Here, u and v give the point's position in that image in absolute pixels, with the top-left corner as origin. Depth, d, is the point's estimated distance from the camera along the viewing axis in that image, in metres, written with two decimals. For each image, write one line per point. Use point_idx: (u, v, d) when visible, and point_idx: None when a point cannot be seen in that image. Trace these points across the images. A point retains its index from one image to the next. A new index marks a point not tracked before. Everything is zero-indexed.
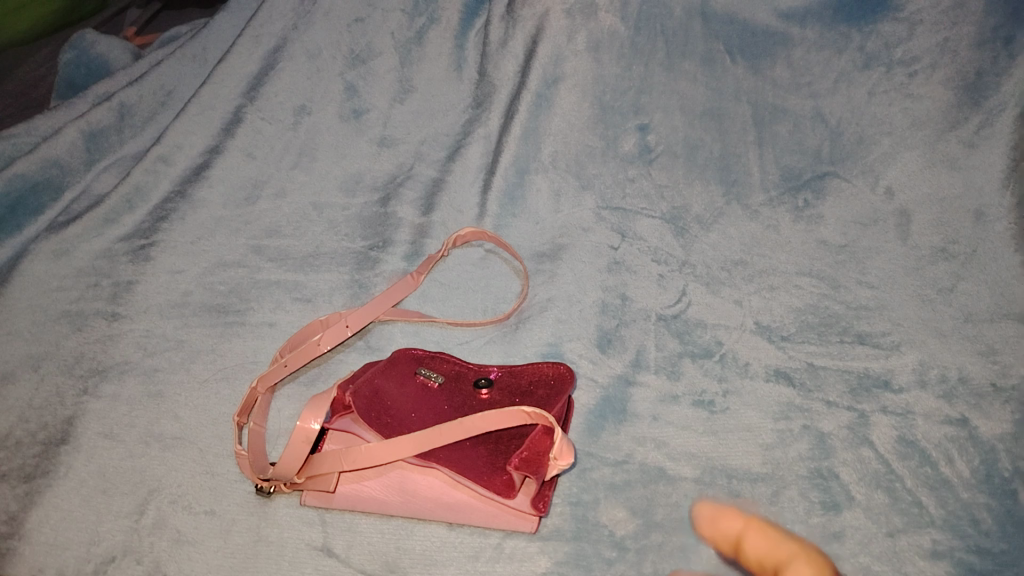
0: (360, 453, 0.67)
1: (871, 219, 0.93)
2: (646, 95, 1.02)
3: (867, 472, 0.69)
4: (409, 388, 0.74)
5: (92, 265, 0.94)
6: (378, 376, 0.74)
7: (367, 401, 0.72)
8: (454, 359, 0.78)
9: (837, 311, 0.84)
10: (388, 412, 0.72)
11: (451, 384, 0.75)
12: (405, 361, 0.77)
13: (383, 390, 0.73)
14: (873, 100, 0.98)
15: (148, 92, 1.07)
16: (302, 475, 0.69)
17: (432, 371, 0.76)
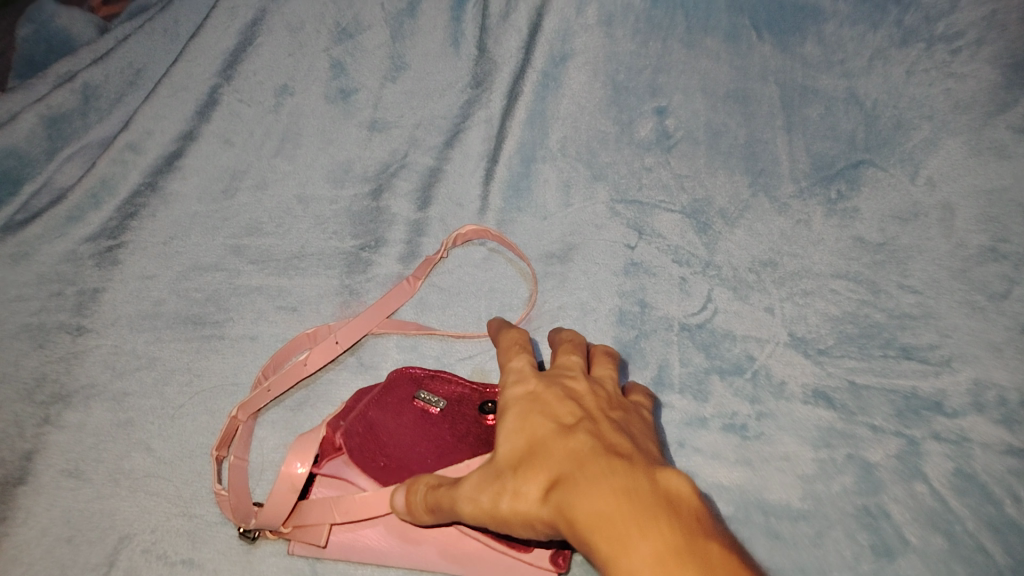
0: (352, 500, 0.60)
1: (911, 213, 0.84)
2: (664, 75, 0.92)
3: (922, 510, 0.63)
4: (409, 418, 0.65)
5: (55, 270, 0.84)
6: (373, 405, 0.66)
7: (363, 437, 0.64)
8: (457, 378, 0.69)
9: (878, 319, 0.76)
10: (385, 451, 0.63)
11: (456, 410, 0.66)
12: (402, 383, 0.68)
13: (379, 422, 0.65)
14: (913, 79, 0.88)
15: (115, 71, 0.96)
16: (293, 522, 0.63)
17: (434, 395, 0.67)
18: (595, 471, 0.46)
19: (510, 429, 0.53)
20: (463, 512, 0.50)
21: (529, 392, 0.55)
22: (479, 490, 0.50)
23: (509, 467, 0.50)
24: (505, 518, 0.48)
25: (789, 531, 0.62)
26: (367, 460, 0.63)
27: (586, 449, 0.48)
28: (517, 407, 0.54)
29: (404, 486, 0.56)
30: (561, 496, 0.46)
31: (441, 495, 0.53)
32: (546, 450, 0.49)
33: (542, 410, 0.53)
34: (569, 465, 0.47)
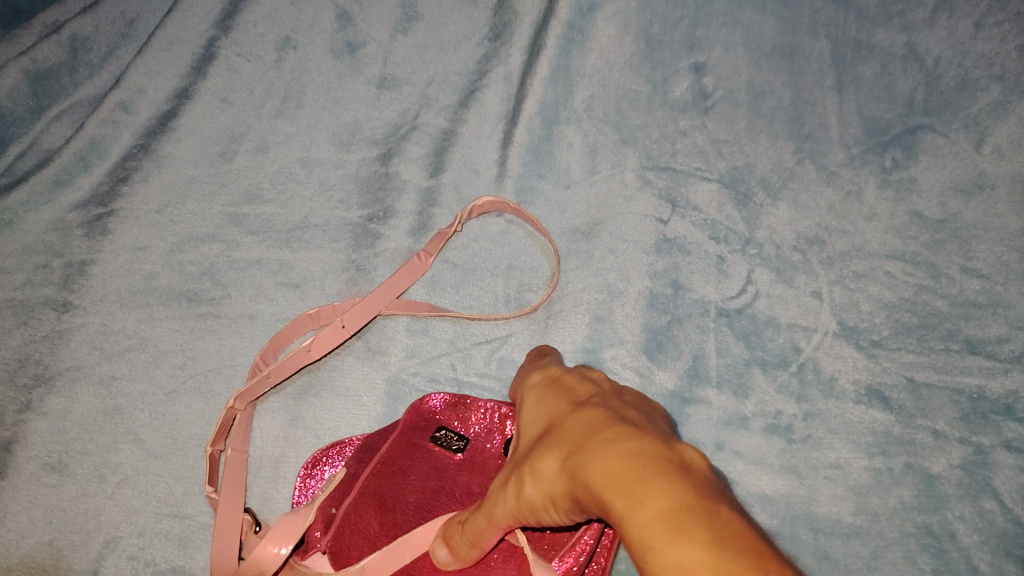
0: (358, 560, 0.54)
1: (976, 185, 0.76)
2: (702, 28, 0.80)
3: (994, 534, 0.62)
4: (423, 470, 0.61)
5: (41, 241, 0.76)
6: (383, 459, 0.61)
7: (370, 498, 0.59)
8: (482, 409, 0.64)
9: (940, 309, 0.70)
10: (395, 511, 0.59)
11: (472, 455, 0.63)
12: (418, 418, 0.64)
13: (392, 477, 0.61)
14: (981, 34, 0.77)
15: (105, 22, 0.81)
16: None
17: (450, 435, 0.63)
18: (606, 436, 0.42)
19: (534, 427, 0.50)
20: (498, 512, 0.48)
21: (549, 385, 0.53)
22: (511, 487, 0.47)
23: (530, 453, 0.47)
24: (536, 507, 0.45)
25: (839, 551, 0.61)
26: (372, 523, 0.58)
27: (600, 417, 0.44)
28: (537, 401, 0.52)
29: (444, 538, 0.54)
30: (573, 465, 0.42)
31: (480, 515, 0.50)
32: (561, 429, 0.46)
33: (560, 398, 0.50)
34: (581, 432, 0.44)
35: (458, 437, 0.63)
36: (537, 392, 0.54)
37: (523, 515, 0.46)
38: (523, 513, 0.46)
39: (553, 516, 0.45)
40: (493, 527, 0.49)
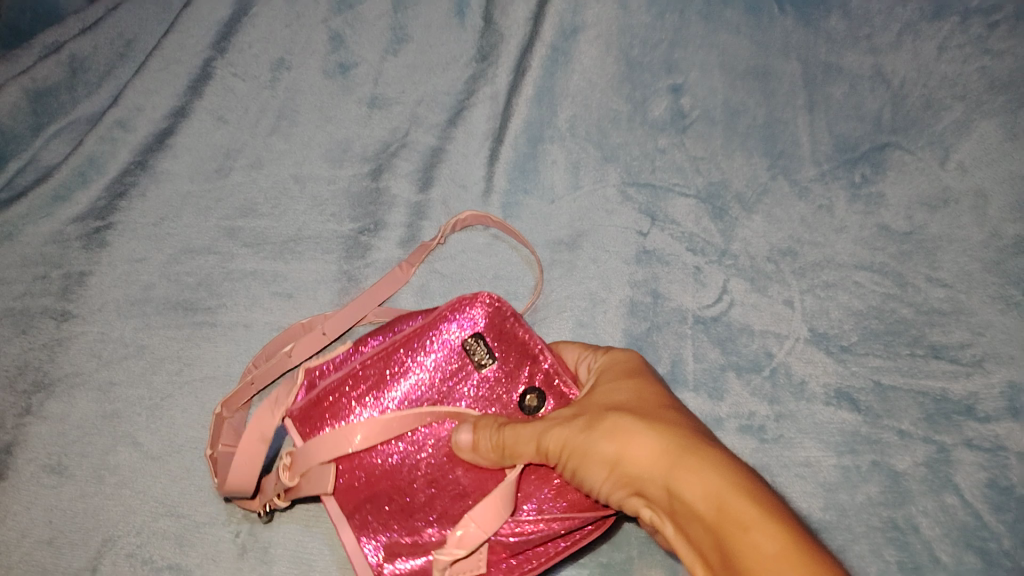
0: (359, 434, 0.57)
1: (941, 200, 0.79)
2: (681, 49, 0.85)
3: (954, 526, 0.64)
4: (441, 367, 0.59)
5: (40, 252, 0.78)
6: (402, 343, 0.59)
7: (372, 375, 0.59)
8: (530, 334, 0.60)
9: (905, 316, 0.74)
10: (393, 389, 0.59)
11: (490, 379, 0.59)
12: (462, 315, 0.60)
13: (405, 360, 0.59)
14: (944, 56, 0.83)
15: (104, 42, 0.84)
16: (294, 476, 0.59)
17: (485, 350, 0.59)
18: (728, 454, 0.48)
19: (623, 398, 0.55)
20: (548, 437, 0.53)
21: (632, 370, 0.58)
22: (576, 430, 0.53)
23: (618, 417, 0.52)
24: (596, 461, 0.51)
25: None
26: (358, 402, 0.59)
27: (708, 434, 0.51)
28: (611, 378, 0.58)
29: (472, 426, 0.56)
30: (686, 457, 0.48)
31: (525, 432, 0.54)
32: (667, 421, 0.51)
33: (655, 392, 0.55)
34: (686, 432, 0.50)
35: (491, 356, 0.59)
36: (608, 371, 0.59)
37: (574, 459, 0.52)
38: (572, 456, 0.52)
39: (603, 473, 0.52)
40: (529, 446, 0.54)
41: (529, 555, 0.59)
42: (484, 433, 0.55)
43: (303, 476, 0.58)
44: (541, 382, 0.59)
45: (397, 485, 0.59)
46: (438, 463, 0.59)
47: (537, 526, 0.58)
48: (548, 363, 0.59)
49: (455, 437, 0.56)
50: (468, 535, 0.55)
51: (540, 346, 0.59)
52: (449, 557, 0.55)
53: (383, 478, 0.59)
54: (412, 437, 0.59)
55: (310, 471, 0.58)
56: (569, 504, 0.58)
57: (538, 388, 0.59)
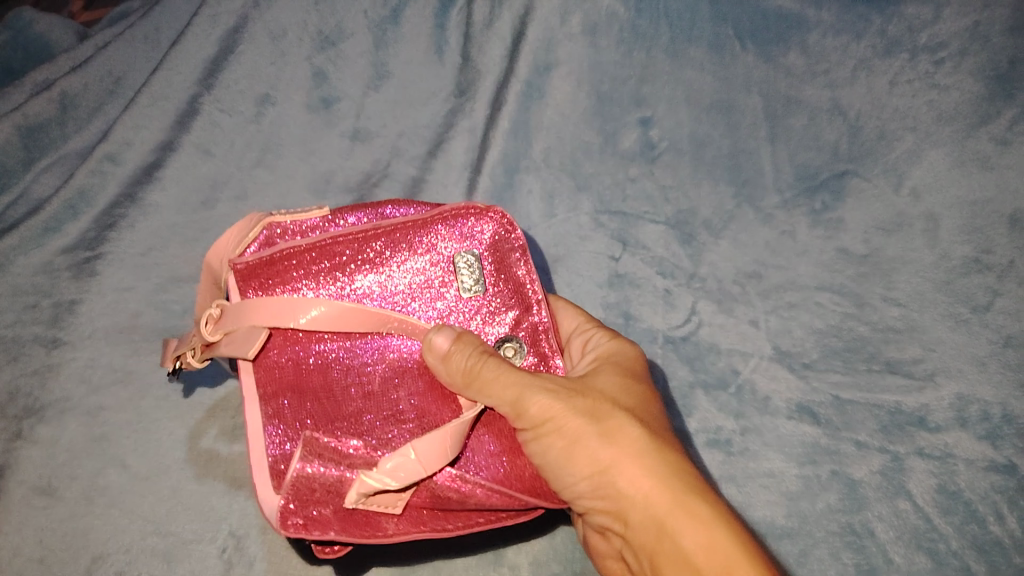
0: (305, 316, 0.58)
1: (895, 224, 0.83)
2: (649, 85, 0.90)
3: (906, 530, 0.67)
4: (425, 273, 0.61)
5: (30, 282, 0.80)
6: (385, 234, 0.60)
7: (344, 257, 0.60)
8: (531, 276, 0.63)
9: (862, 333, 0.78)
10: (360, 276, 0.60)
11: (467, 304, 0.61)
12: (470, 228, 0.62)
13: (388, 250, 0.60)
14: (896, 90, 0.87)
15: (94, 79, 0.87)
16: (217, 332, 0.60)
17: (478, 274, 0.61)
18: (727, 510, 0.54)
19: (628, 403, 0.59)
20: (537, 403, 0.56)
21: (637, 374, 0.63)
22: (570, 414, 0.56)
23: (625, 428, 0.57)
24: (586, 458, 0.56)
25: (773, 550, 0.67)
26: (319, 280, 0.60)
27: (705, 480, 0.57)
28: (603, 372, 0.62)
29: (452, 333, 0.57)
30: (690, 502, 0.54)
31: (515, 383, 0.56)
32: (672, 455, 0.57)
33: (657, 412, 0.61)
34: (690, 475, 0.56)
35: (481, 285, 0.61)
36: (611, 364, 0.63)
37: (558, 438, 0.56)
38: (556, 434, 0.56)
39: (583, 468, 0.56)
40: (510, 394, 0.56)
41: (451, 514, 0.58)
42: (461, 352, 0.56)
43: (227, 334, 0.60)
44: (525, 332, 0.62)
45: (327, 383, 0.59)
46: (380, 376, 0.59)
47: (473, 491, 0.56)
48: (539, 317, 0.62)
49: (429, 337, 0.57)
50: (406, 467, 0.53)
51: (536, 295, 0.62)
52: (379, 485, 0.53)
53: (314, 372, 0.59)
54: (362, 340, 0.60)
55: (239, 334, 0.59)
56: (517, 480, 0.58)
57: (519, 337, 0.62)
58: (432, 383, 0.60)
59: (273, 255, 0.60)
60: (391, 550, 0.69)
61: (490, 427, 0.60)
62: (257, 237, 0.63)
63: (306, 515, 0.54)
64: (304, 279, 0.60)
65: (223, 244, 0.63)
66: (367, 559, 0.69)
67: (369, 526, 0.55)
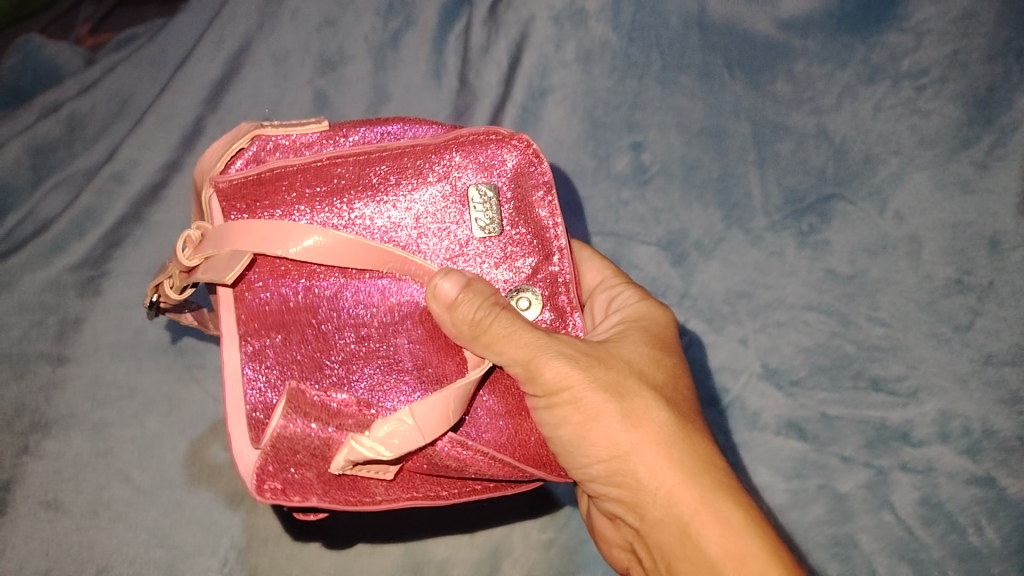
0: (294, 245, 0.57)
1: (881, 245, 0.86)
2: (640, 111, 0.92)
3: (891, 541, 0.74)
4: (433, 204, 0.61)
5: (37, 299, 0.80)
6: (390, 160, 0.60)
7: (344, 180, 0.59)
8: (556, 222, 0.64)
9: (848, 352, 0.81)
10: (360, 204, 0.60)
11: (479, 245, 0.62)
12: (487, 158, 0.62)
13: (392, 176, 0.60)
14: (880, 116, 0.90)
15: (102, 101, 0.89)
16: (196, 258, 0.59)
17: (492, 211, 0.62)
18: (752, 510, 0.58)
19: (658, 384, 0.62)
20: (555, 372, 0.57)
21: (669, 354, 0.66)
22: (588, 391, 0.59)
23: (653, 415, 0.60)
24: (608, 442, 0.59)
25: None
26: (316, 203, 0.59)
27: (731, 475, 0.60)
28: (625, 340, 0.65)
29: (462, 283, 0.56)
30: (717, 504, 0.58)
31: (529, 345, 0.57)
32: (698, 449, 0.60)
33: (686, 396, 0.64)
34: (716, 473, 0.59)
35: (494, 221, 0.62)
36: (641, 334, 0.66)
37: (574, 414, 0.58)
38: (574, 410, 0.58)
39: (603, 451, 0.59)
40: (521, 353, 0.57)
41: (444, 482, 0.61)
42: (468, 302, 0.56)
43: (207, 260, 0.59)
44: (545, 283, 0.63)
45: (317, 327, 0.59)
46: (376, 323, 0.60)
47: (472, 461, 0.58)
48: (559, 267, 0.63)
49: (434, 284, 0.57)
50: (400, 434, 0.53)
51: (557, 242, 0.63)
52: (371, 454, 0.53)
53: (303, 312, 0.59)
54: (357, 276, 0.60)
55: (221, 258, 0.58)
56: (518, 447, 0.61)
57: (534, 287, 0.62)
58: (432, 332, 0.61)
59: (262, 174, 0.58)
60: (373, 527, 0.74)
61: (494, 387, 0.62)
62: (244, 151, 0.61)
63: (286, 479, 0.56)
64: (299, 202, 0.59)
65: (212, 160, 0.62)
66: (354, 536, 0.74)
67: (356, 491, 0.58)
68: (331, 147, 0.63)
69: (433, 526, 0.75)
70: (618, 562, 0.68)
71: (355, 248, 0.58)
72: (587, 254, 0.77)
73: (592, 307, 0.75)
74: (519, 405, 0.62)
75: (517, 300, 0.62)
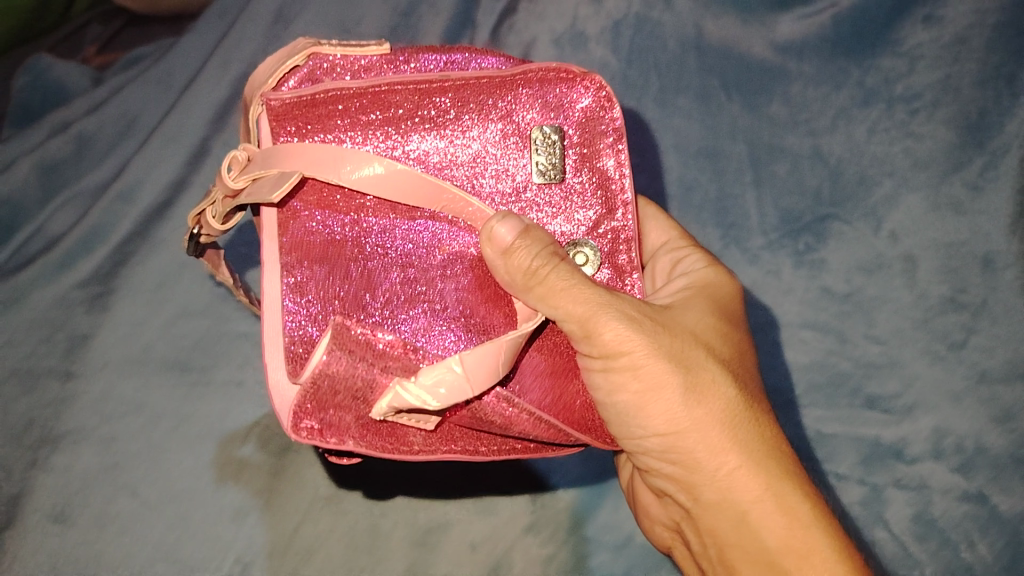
0: (347, 169, 0.55)
1: (875, 265, 0.87)
2: (640, 133, 0.93)
3: (887, 558, 0.75)
4: (492, 142, 0.60)
5: (46, 315, 0.82)
6: (454, 92, 0.59)
7: (402, 111, 0.58)
8: (624, 168, 0.63)
9: (845, 369, 0.83)
10: (418, 138, 0.59)
11: (540, 194, 0.61)
12: (556, 98, 0.62)
13: (455, 108, 0.59)
14: (874, 138, 0.91)
15: (109, 120, 0.91)
16: (242, 180, 0.58)
17: (555, 154, 0.61)
18: (811, 491, 0.61)
19: (722, 355, 0.62)
20: (618, 337, 0.57)
21: (732, 325, 0.66)
22: (652, 360, 0.58)
23: (717, 391, 0.60)
24: (669, 416, 0.59)
25: None
26: (373, 131, 0.58)
27: (791, 453, 0.62)
28: (690, 307, 0.65)
29: (518, 229, 0.56)
30: (779, 486, 0.60)
31: (593, 301, 0.56)
32: (760, 427, 0.61)
33: (747, 368, 0.64)
34: (778, 452, 0.61)
35: (555, 165, 0.61)
36: (705, 302, 0.67)
37: (634, 383, 0.58)
38: (634, 381, 0.58)
39: (661, 425, 0.59)
40: (581, 307, 0.56)
41: (484, 438, 0.61)
42: (525, 249, 0.55)
43: (252, 183, 0.57)
44: (608, 237, 0.62)
45: (361, 265, 0.57)
46: (422, 264, 0.59)
47: (519, 420, 0.57)
48: (621, 222, 0.62)
49: (490, 228, 0.56)
50: (447, 384, 0.51)
51: (622, 194, 0.63)
52: (417, 402, 0.51)
53: (348, 247, 0.58)
54: (407, 216, 0.59)
55: (267, 180, 0.56)
56: (563, 411, 0.61)
57: (591, 242, 0.62)
58: (480, 280, 0.60)
59: (317, 95, 0.57)
60: (413, 481, 0.78)
61: (542, 345, 0.62)
62: (301, 68, 0.60)
63: (321, 419, 0.55)
64: (354, 127, 0.57)
65: (267, 76, 0.60)
66: (394, 489, 0.78)
67: (394, 439, 0.57)
68: (392, 72, 0.61)
69: (463, 489, 0.79)
70: (659, 538, 0.72)
71: (409, 179, 0.56)
72: (652, 211, 0.78)
73: (654, 268, 0.76)
74: (566, 363, 0.62)
75: (574, 254, 0.61)
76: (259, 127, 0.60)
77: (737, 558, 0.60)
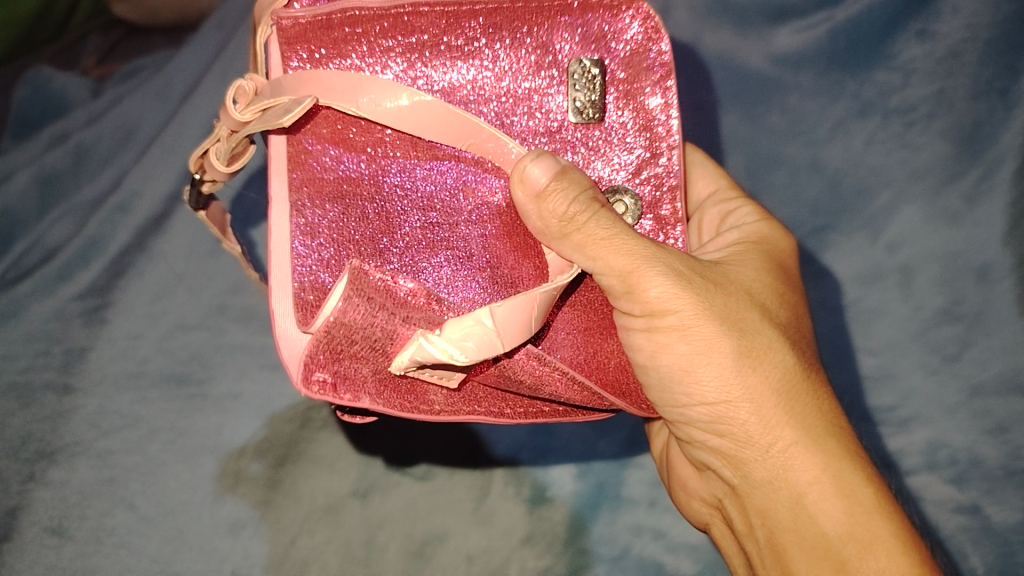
0: (367, 97, 0.52)
1: (873, 275, 0.88)
2: None
3: None
4: (524, 75, 0.57)
5: (43, 328, 0.82)
6: (486, 17, 0.56)
7: (428, 36, 0.55)
8: (670, 106, 0.59)
9: (841, 381, 0.85)
10: (446, 68, 0.56)
11: (573, 132, 0.59)
12: (600, 31, 0.58)
13: (485, 34, 0.56)
14: (872, 148, 0.91)
15: (108, 131, 0.91)
16: (248, 112, 0.53)
17: (595, 91, 0.58)
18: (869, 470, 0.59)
19: (779, 320, 0.61)
20: (665, 297, 0.56)
21: (790, 289, 0.65)
22: (703, 323, 0.57)
23: (773, 358, 0.59)
24: (721, 381, 0.58)
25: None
26: (397, 57, 0.55)
27: (849, 430, 0.60)
28: (745, 265, 0.64)
29: (556, 171, 0.54)
30: (835, 463, 0.58)
31: (632, 253, 0.56)
32: (818, 400, 0.60)
33: (805, 337, 0.63)
34: (834, 427, 0.59)
35: (593, 103, 0.58)
36: (761, 261, 0.65)
37: (682, 345, 0.57)
38: (682, 342, 0.57)
39: (712, 392, 0.58)
40: (621, 258, 0.55)
41: (509, 399, 0.60)
42: (560, 193, 0.53)
43: (260, 115, 0.53)
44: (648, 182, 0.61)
45: (379, 205, 0.55)
46: (447, 207, 0.57)
47: (550, 380, 0.56)
48: (665, 164, 0.60)
49: (523, 168, 0.54)
50: (476, 337, 0.49)
51: (669, 137, 0.60)
52: (445, 357, 0.49)
53: (365, 185, 0.55)
54: (432, 159, 0.56)
55: (278, 109, 0.52)
56: (592, 368, 0.61)
57: (632, 191, 0.60)
58: (508, 228, 0.58)
59: (334, 16, 0.54)
60: (433, 450, 0.81)
61: (575, 303, 0.62)
62: None
63: (335, 372, 0.53)
64: (374, 52, 0.54)
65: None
66: (415, 457, 0.80)
67: (414, 397, 0.56)
68: None
69: (479, 460, 0.81)
70: (696, 514, 0.71)
71: (436, 113, 0.53)
72: (698, 159, 0.78)
73: (701, 220, 0.76)
74: (602, 321, 0.62)
75: (613, 203, 0.60)
76: (268, 53, 0.55)
77: (789, 543, 0.58)
